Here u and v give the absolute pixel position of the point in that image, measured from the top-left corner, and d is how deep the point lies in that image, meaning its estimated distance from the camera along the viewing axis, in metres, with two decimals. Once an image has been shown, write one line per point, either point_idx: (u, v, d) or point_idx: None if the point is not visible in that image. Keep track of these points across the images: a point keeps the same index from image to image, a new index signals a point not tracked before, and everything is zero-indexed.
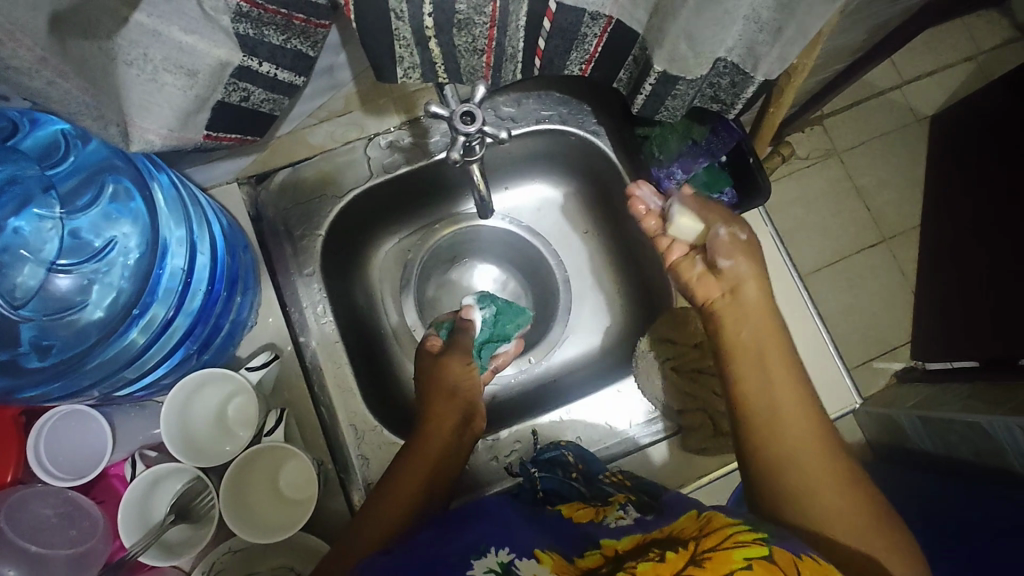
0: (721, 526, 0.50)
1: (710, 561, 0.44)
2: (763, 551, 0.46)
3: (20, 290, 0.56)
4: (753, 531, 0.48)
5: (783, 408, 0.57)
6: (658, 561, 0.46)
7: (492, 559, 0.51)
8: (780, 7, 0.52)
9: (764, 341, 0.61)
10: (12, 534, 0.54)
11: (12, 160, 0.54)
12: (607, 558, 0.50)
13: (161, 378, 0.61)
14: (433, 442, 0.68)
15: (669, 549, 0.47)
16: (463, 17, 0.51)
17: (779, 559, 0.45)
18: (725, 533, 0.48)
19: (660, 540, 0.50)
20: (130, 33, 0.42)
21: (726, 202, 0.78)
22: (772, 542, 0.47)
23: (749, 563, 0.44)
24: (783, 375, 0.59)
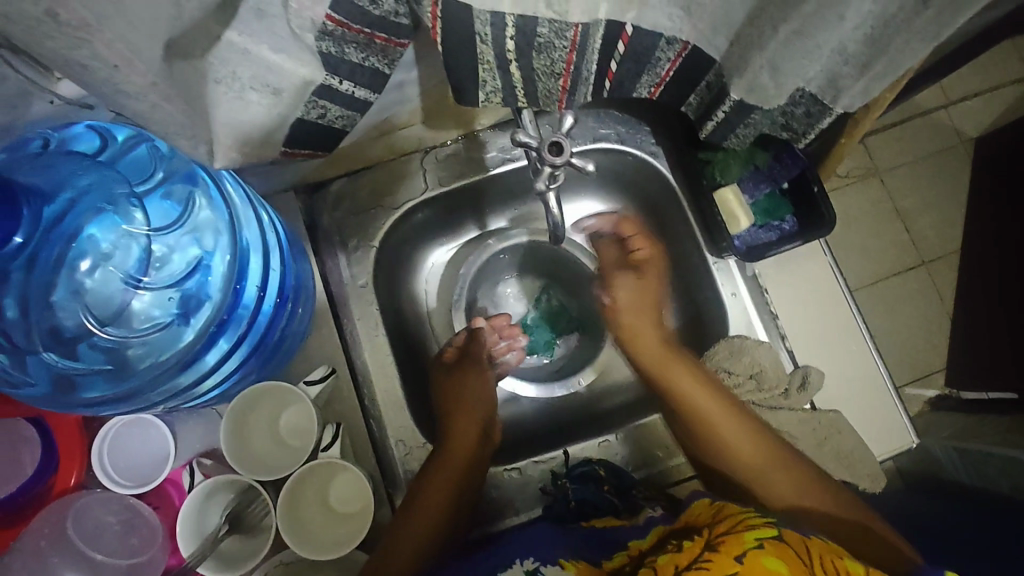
0: (733, 513, 0.54)
1: (722, 545, 0.49)
2: (771, 531, 0.49)
3: (98, 306, 0.53)
4: (761, 515, 0.52)
5: (739, 450, 0.66)
6: (676, 551, 0.51)
7: (520, 568, 0.58)
8: (871, 41, 0.50)
9: (700, 400, 0.68)
10: (80, 542, 0.56)
11: (95, 170, 0.52)
12: (631, 558, 0.57)
13: (221, 391, 0.62)
14: (456, 459, 0.68)
15: (685, 540, 0.52)
16: (543, 40, 0.49)
17: (788, 538, 0.48)
18: (737, 519, 0.52)
19: (679, 531, 0.56)
20: (221, 52, 0.42)
21: (787, 230, 0.76)
22: (781, 526, 0.50)
23: (759, 543, 0.48)
24: (728, 420, 0.67)
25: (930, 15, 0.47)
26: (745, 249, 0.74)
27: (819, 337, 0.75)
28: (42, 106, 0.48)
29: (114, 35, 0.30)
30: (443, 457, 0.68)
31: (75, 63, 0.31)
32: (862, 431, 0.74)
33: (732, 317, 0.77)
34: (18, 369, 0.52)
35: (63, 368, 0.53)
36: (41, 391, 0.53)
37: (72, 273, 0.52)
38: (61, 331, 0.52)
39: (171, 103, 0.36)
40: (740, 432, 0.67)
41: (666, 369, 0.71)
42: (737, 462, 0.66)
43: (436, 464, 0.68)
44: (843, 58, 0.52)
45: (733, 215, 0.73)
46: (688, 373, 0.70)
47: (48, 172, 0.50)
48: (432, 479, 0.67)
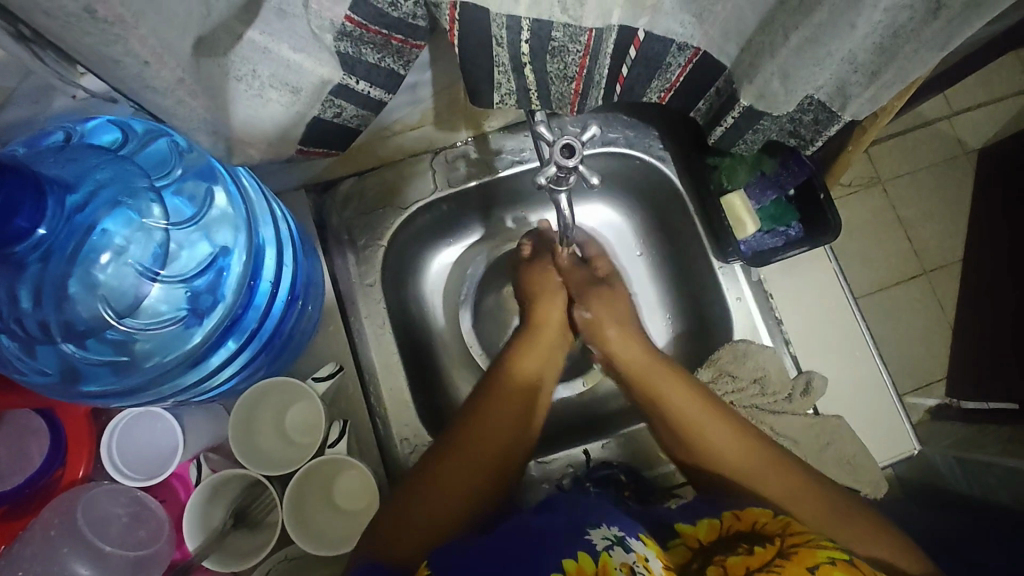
0: (805, 524, 0.51)
1: (796, 556, 0.48)
2: (844, 554, 0.48)
3: (114, 298, 0.53)
4: (829, 539, 0.50)
5: (712, 436, 0.65)
6: (744, 554, 0.50)
7: (608, 530, 0.48)
8: (881, 50, 0.51)
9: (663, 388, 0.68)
10: (85, 530, 0.55)
11: (118, 164, 0.52)
12: (693, 551, 0.54)
13: (229, 386, 0.62)
14: (514, 407, 0.66)
15: (755, 545, 0.51)
16: (558, 44, 0.50)
17: (864, 564, 0.47)
18: (810, 532, 0.50)
19: (740, 532, 0.54)
20: (243, 50, 0.42)
21: (793, 236, 0.76)
22: (853, 554, 0.48)
23: (834, 560, 0.46)
24: (689, 399, 0.67)
25: (939, 26, 0.48)
26: (750, 254, 0.75)
27: (823, 342, 0.76)
28: (65, 100, 0.49)
29: (148, 31, 0.31)
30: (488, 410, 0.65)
31: (107, 59, 0.32)
32: (865, 437, 0.74)
33: (737, 320, 0.77)
34: (29, 357, 0.52)
35: (73, 358, 0.53)
36: (51, 379, 0.53)
37: (89, 264, 0.51)
38: (75, 323, 0.52)
39: (197, 99, 0.37)
40: (706, 418, 0.66)
41: (649, 377, 0.70)
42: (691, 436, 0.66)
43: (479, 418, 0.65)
44: (853, 66, 0.53)
45: (741, 221, 0.74)
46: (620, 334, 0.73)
47: (71, 165, 0.50)
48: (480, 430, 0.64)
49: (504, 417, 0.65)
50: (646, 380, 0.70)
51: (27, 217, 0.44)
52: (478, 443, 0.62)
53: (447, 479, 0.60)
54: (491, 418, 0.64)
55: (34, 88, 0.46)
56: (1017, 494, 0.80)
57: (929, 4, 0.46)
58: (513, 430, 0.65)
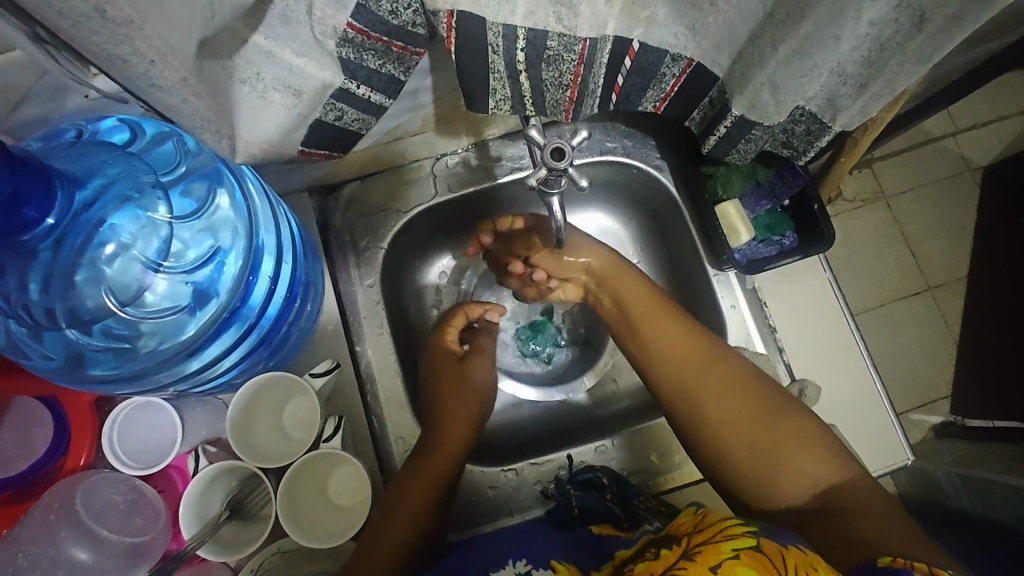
0: (717, 520, 0.53)
1: (700, 555, 0.48)
2: (750, 541, 0.48)
3: (119, 288, 0.54)
4: (744, 524, 0.51)
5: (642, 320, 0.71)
6: (653, 560, 0.50)
7: (511, 570, 0.57)
8: (867, 63, 0.52)
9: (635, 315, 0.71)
10: (86, 518, 0.57)
11: (127, 159, 0.53)
12: (615, 566, 0.55)
13: (228, 378, 0.64)
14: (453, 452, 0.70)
15: (664, 549, 0.52)
16: (552, 53, 0.51)
17: (767, 549, 0.47)
18: (720, 527, 0.51)
19: (659, 540, 0.55)
20: (248, 54, 0.45)
21: (787, 245, 0.77)
22: (762, 535, 0.49)
23: (736, 553, 0.47)
24: (676, 336, 0.68)
25: (922, 40, 0.49)
26: (745, 262, 0.76)
27: (817, 352, 0.76)
28: (78, 99, 0.50)
29: (153, 32, 0.33)
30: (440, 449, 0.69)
31: (115, 58, 0.34)
32: (859, 448, 0.74)
33: (731, 328, 0.78)
34: (36, 342, 0.54)
35: (78, 345, 0.55)
36: (56, 364, 0.55)
37: (96, 257, 0.53)
38: (80, 311, 0.53)
39: (199, 98, 0.38)
40: (686, 350, 0.67)
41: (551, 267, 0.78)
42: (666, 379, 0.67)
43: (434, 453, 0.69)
44: (842, 78, 0.54)
45: (735, 228, 0.75)
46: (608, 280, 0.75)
47: (81, 160, 0.52)
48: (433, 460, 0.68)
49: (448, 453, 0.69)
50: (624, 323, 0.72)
51: (37, 207, 0.46)
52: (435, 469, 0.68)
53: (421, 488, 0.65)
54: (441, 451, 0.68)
55: (49, 87, 0.47)
56: (1021, 513, 0.79)
57: (911, 18, 0.47)
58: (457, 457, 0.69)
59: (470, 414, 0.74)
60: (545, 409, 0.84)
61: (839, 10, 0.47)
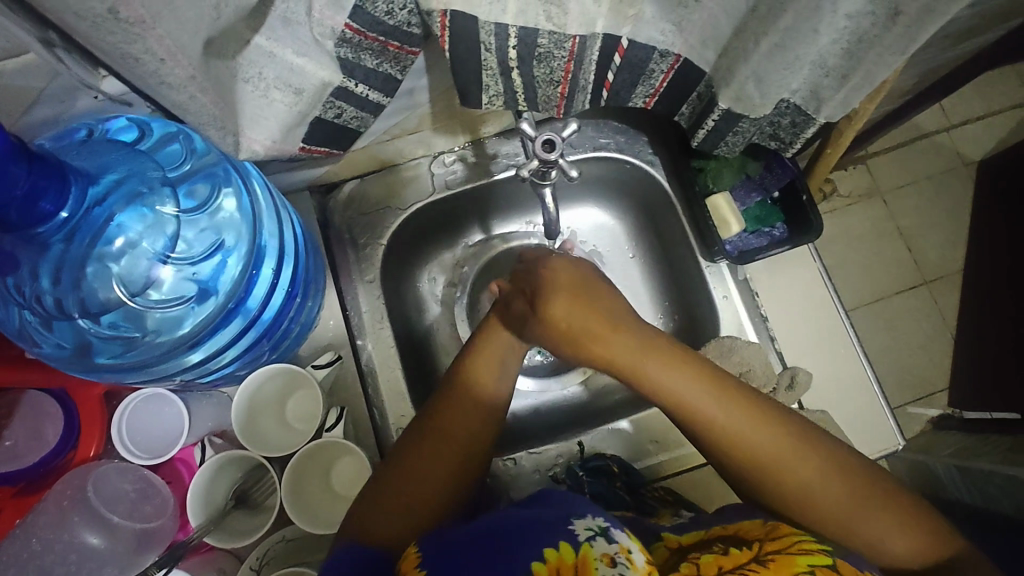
0: (788, 532, 0.53)
1: (773, 563, 0.49)
2: (826, 559, 0.49)
3: (128, 281, 0.56)
4: (817, 542, 0.52)
5: (695, 402, 0.60)
6: (721, 554, 0.52)
7: (592, 521, 0.49)
8: (847, 55, 0.54)
9: (684, 385, 0.60)
10: (97, 505, 0.59)
11: (135, 157, 0.55)
12: (673, 552, 0.56)
13: (231, 370, 0.66)
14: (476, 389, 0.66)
15: (732, 546, 0.53)
16: (543, 50, 0.53)
17: (842, 569, 0.49)
18: (792, 540, 0.52)
19: (724, 536, 0.56)
20: (250, 54, 0.47)
21: (777, 236, 0.79)
22: (837, 556, 0.50)
23: (812, 569, 0.48)
24: (742, 417, 0.59)
25: (898, 32, 0.51)
26: (736, 253, 0.78)
27: (808, 340, 0.78)
28: (87, 101, 0.52)
29: (163, 32, 0.35)
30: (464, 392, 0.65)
31: (128, 56, 0.36)
32: (852, 434, 0.76)
33: (724, 319, 0.79)
34: (46, 330, 0.56)
35: (87, 334, 0.57)
36: (65, 352, 0.57)
37: (105, 253, 0.55)
38: (90, 303, 0.55)
39: (206, 95, 0.40)
40: (762, 436, 0.58)
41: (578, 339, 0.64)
42: (726, 446, 0.59)
43: (457, 397, 0.65)
44: (824, 70, 0.56)
45: (726, 220, 0.77)
46: (646, 350, 0.62)
47: (92, 157, 0.54)
48: (456, 403, 0.64)
49: (457, 434, 0.63)
50: (666, 395, 0.61)
51: (52, 202, 0.48)
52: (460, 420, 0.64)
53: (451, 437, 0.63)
54: (451, 428, 0.63)
55: (59, 89, 0.49)
56: (1015, 498, 0.81)
57: (887, 11, 0.49)
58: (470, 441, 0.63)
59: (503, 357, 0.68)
60: (543, 402, 0.85)
61: (817, 5, 0.49)
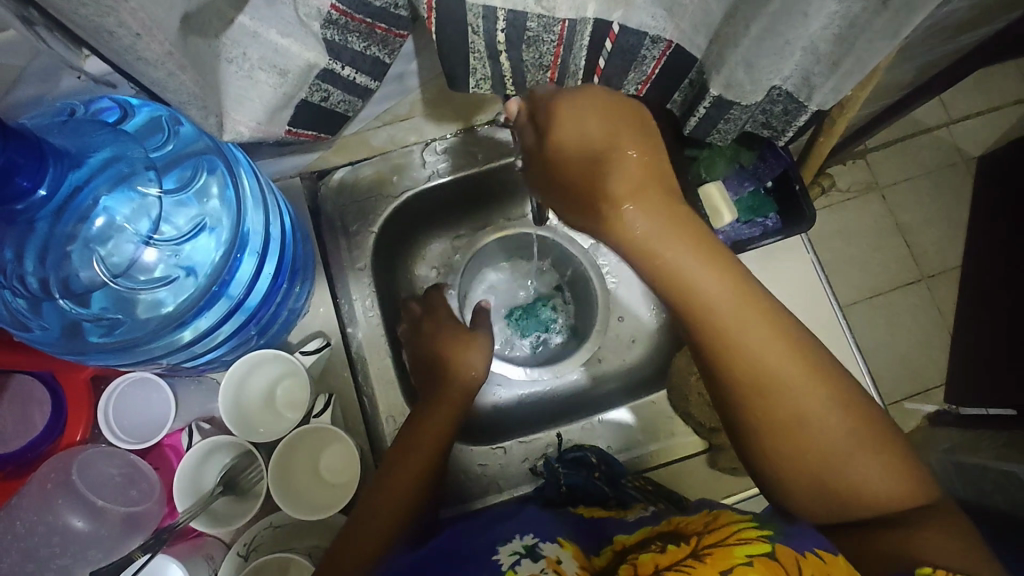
0: (727, 522, 0.52)
1: (709, 558, 0.47)
2: (765, 547, 0.47)
3: (112, 263, 0.56)
4: (758, 527, 0.50)
5: (696, 301, 0.52)
6: (659, 552, 0.50)
7: (518, 542, 0.55)
8: (837, 40, 0.53)
9: (736, 319, 0.52)
10: (82, 488, 0.59)
11: (120, 138, 0.55)
12: (616, 555, 0.54)
13: (218, 356, 0.66)
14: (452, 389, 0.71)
15: (671, 543, 0.51)
16: (532, 34, 0.53)
17: (782, 556, 0.45)
18: (732, 530, 0.50)
19: (667, 533, 0.54)
20: (233, 34, 0.46)
21: (770, 227, 0.79)
22: (777, 539, 0.48)
23: (749, 559, 0.46)
24: (754, 318, 0.52)
25: (889, 16, 0.50)
26: (730, 243, 0.77)
27: None
28: (71, 80, 0.52)
29: (137, 4, 0.34)
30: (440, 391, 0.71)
31: (101, 30, 0.35)
32: None
33: None
34: (34, 313, 0.56)
35: (72, 315, 0.57)
36: (52, 334, 0.57)
37: (89, 234, 0.55)
38: (73, 284, 0.55)
39: (185, 73, 0.40)
40: (773, 356, 0.51)
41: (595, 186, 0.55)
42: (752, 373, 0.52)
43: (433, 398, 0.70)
44: (815, 56, 0.55)
45: (717, 209, 0.75)
46: (699, 260, 0.52)
47: (75, 137, 0.53)
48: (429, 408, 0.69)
49: (434, 424, 0.68)
50: (710, 308, 0.52)
51: (31, 179, 0.47)
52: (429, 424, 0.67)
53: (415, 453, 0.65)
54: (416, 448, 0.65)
55: (42, 69, 0.49)
56: None
57: None
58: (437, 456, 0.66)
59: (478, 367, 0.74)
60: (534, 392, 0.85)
61: None
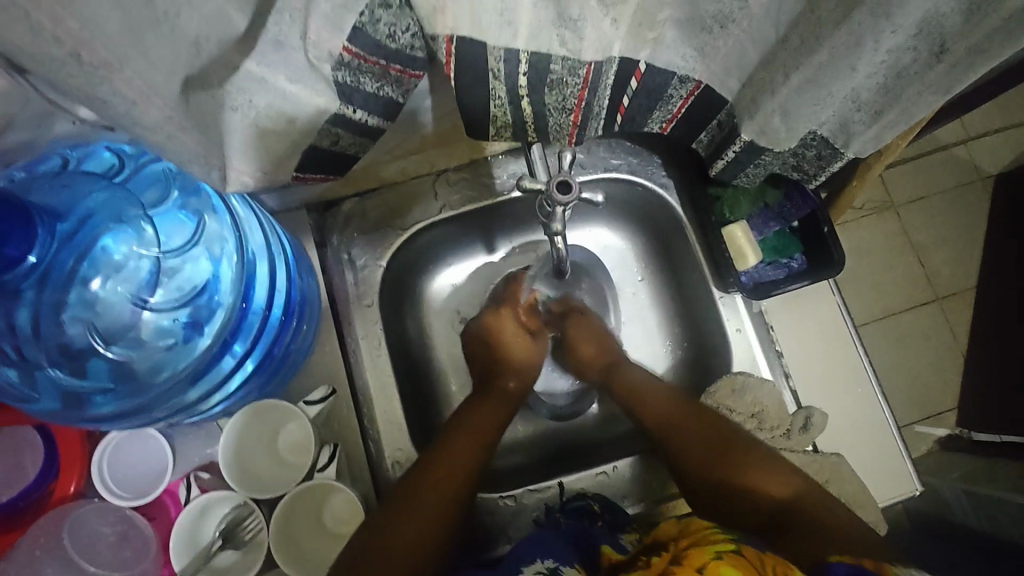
0: (699, 528, 0.59)
1: (687, 559, 0.54)
2: (730, 546, 0.55)
3: (108, 326, 0.55)
4: (723, 533, 0.57)
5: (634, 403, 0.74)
6: (646, 566, 0.57)
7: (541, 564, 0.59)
8: (883, 90, 0.50)
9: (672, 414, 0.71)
10: (71, 550, 0.57)
11: (110, 190, 0.54)
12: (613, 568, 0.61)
13: (221, 409, 0.63)
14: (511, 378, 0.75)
15: (653, 556, 0.58)
16: (556, 77, 0.49)
17: (748, 553, 0.53)
18: (700, 535, 0.57)
19: (647, 548, 0.61)
20: (239, 81, 0.41)
21: (795, 269, 0.76)
22: (739, 542, 0.56)
23: (720, 555, 0.53)
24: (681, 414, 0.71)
25: (942, 69, 0.47)
26: (751, 285, 0.74)
27: (825, 379, 0.74)
28: (66, 125, 0.49)
29: None
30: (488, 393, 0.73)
31: None
32: (867, 477, 0.73)
33: (737, 353, 0.76)
34: (30, 385, 0.53)
35: (72, 386, 0.54)
36: (53, 407, 0.54)
37: (85, 297, 0.54)
38: (70, 346, 0.54)
39: None
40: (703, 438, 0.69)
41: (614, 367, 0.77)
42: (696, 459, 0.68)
43: (484, 394, 0.73)
44: (856, 105, 0.52)
45: (743, 252, 0.73)
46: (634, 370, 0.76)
47: (65, 192, 0.53)
48: (482, 403, 0.72)
49: (484, 424, 0.70)
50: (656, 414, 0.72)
51: (16, 247, 0.48)
52: (480, 417, 0.70)
53: (456, 455, 0.65)
54: (445, 468, 0.64)
55: (33, 116, 0.46)
56: None
57: (932, 47, 0.46)
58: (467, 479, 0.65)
59: (525, 358, 0.76)
60: (546, 431, 0.83)
61: (857, 40, 0.45)
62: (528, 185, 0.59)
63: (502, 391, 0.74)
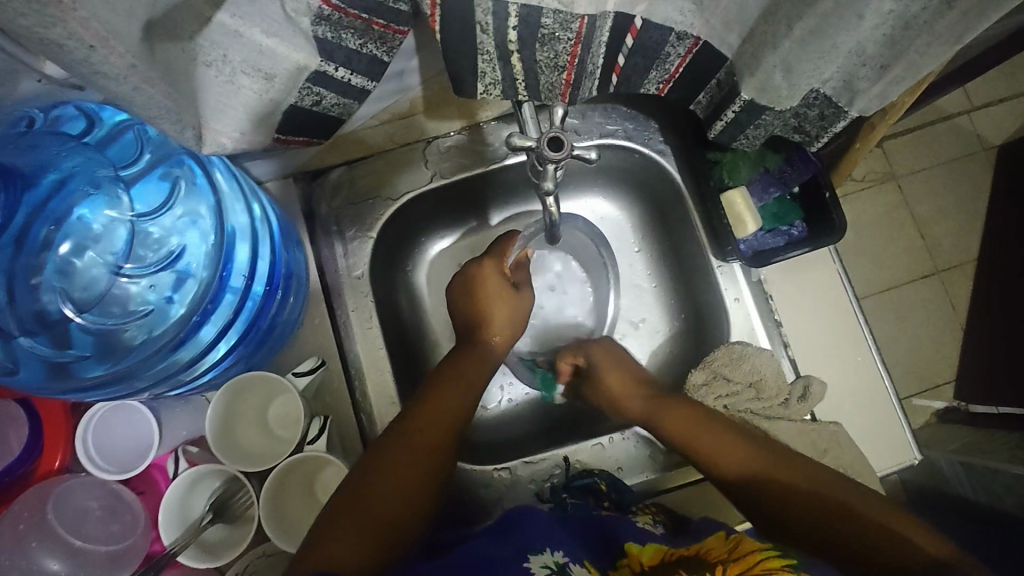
0: (749, 549, 0.51)
1: None
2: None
3: (82, 292, 0.55)
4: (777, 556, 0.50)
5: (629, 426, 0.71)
6: None
7: (549, 557, 0.52)
8: (889, 42, 0.48)
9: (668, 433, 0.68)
10: (56, 526, 0.56)
11: (81, 153, 0.53)
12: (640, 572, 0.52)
13: (208, 380, 0.62)
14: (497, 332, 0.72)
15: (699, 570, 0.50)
16: (547, 31, 0.46)
17: None
18: (754, 559, 0.50)
19: (688, 558, 0.53)
20: (212, 34, 0.40)
21: (795, 236, 0.74)
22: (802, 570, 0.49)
23: None
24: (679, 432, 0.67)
25: (952, 18, 0.45)
26: (751, 253, 0.72)
27: (825, 348, 0.73)
28: (31, 84, 0.47)
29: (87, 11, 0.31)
30: (475, 343, 0.71)
31: None
32: (865, 446, 0.72)
33: (735, 322, 0.75)
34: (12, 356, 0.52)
35: (57, 356, 0.54)
36: (38, 378, 0.53)
37: (59, 262, 0.54)
38: (47, 314, 0.53)
39: None
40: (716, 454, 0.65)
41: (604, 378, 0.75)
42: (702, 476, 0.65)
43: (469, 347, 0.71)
44: (861, 59, 0.50)
45: (741, 219, 0.71)
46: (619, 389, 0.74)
47: (33, 152, 0.51)
48: (465, 356, 0.70)
49: (471, 375, 0.68)
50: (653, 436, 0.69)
51: None
52: (467, 369, 0.68)
53: (443, 403, 0.64)
54: (438, 406, 0.64)
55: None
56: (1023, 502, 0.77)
57: None
58: (457, 418, 0.64)
59: (516, 308, 0.74)
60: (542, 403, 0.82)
61: None
62: (518, 141, 0.56)
63: (486, 343, 0.71)
